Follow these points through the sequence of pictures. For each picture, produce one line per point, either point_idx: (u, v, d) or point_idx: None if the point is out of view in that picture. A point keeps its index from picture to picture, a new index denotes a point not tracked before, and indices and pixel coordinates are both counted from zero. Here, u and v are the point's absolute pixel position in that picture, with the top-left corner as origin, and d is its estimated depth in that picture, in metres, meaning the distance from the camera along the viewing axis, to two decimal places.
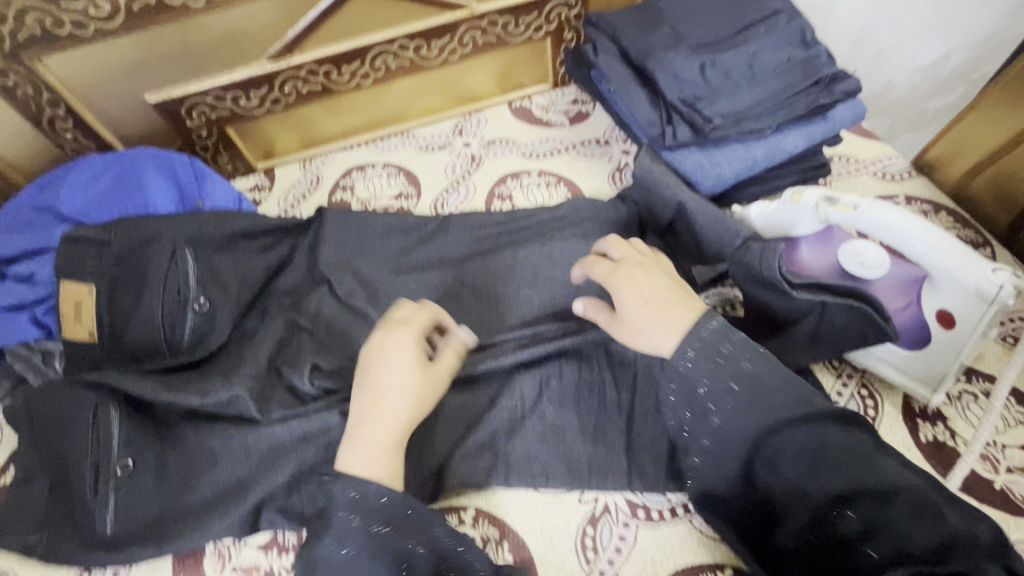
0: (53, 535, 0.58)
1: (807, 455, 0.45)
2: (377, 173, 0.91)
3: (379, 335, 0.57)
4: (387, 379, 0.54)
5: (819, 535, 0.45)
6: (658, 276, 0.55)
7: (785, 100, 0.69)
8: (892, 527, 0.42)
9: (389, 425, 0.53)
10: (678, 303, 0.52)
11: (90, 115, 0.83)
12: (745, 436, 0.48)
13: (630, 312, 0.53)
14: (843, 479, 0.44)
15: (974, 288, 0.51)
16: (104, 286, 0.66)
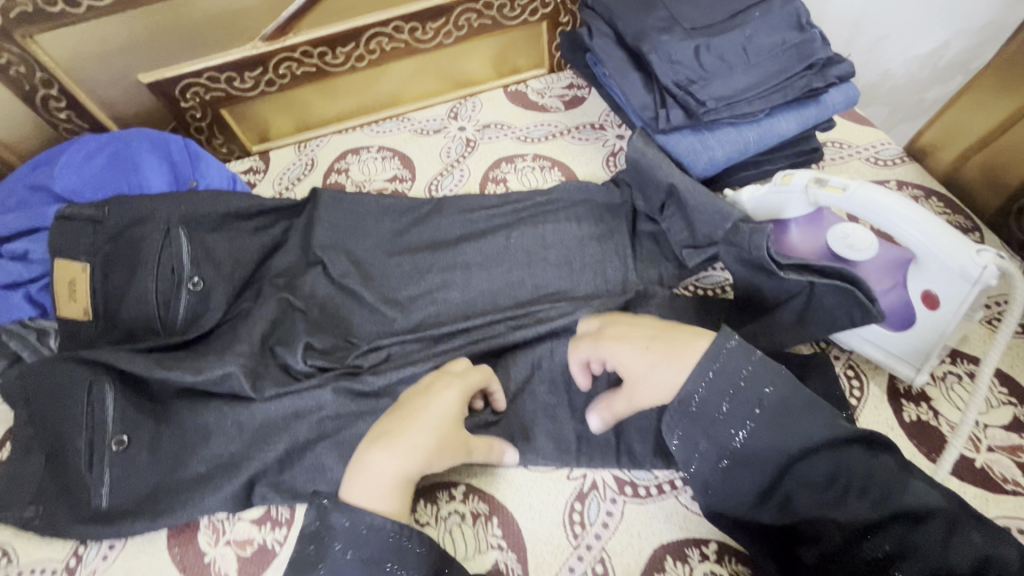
0: (46, 511, 0.58)
1: (833, 478, 0.45)
2: (372, 155, 0.91)
3: (428, 380, 0.58)
4: (423, 416, 0.53)
5: (849, 564, 0.44)
6: (646, 326, 0.56)
7: (779, 83, 0.69)
8: (926, 556, 0.42)
9: (404, 459, 0.51)
10: (676, 338, 0.52)
11: (83, 95, 0.83)
12: (771, 460, 0.47)
13: (632, 368, 0.53)
14: (873, 504, 0.44)
15: (958, 269, 0.51)
16: (98, 264, 0.67)
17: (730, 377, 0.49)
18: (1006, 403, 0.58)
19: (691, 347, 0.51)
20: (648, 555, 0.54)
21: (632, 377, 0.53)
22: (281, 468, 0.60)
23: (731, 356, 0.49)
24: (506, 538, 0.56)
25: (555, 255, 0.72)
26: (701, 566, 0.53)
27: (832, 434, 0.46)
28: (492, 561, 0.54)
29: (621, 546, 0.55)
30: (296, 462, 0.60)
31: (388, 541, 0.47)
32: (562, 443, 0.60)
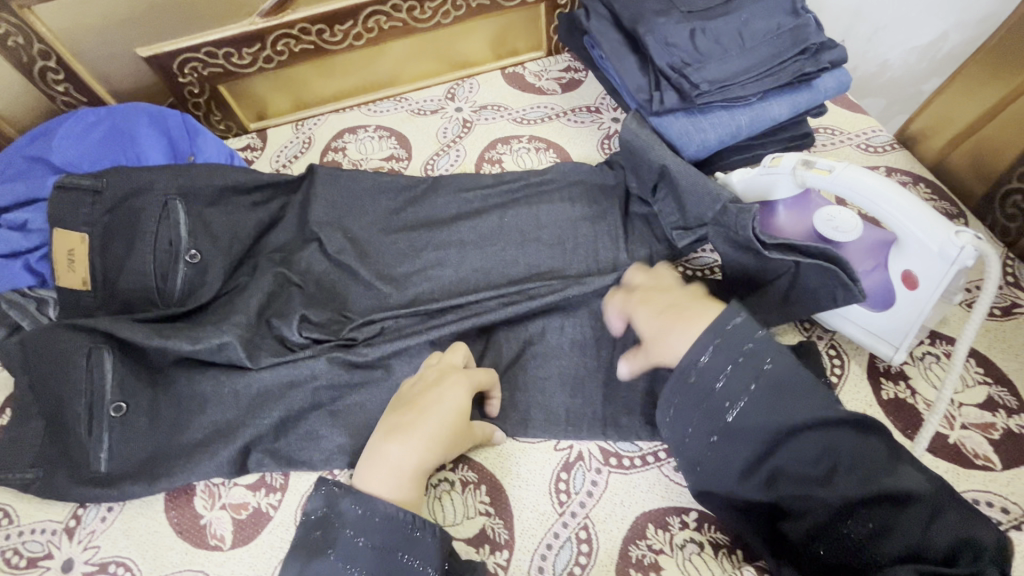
0: (47, 472, 0.60)
1: (823, 457, 0.46)
2: (369, 135, 0.91)
3: (435, 373, 0.58)
4: (434, 408, 0.55)
5: (831, 539, 0.45)
6: (676, 294, 0.58)
7: (772, 67, 0.70)
8: (905, 534, 0.43)
9: (417, 451, 0.53)
10: (692, 309, 0.54)
11: (81, 67, 0.83)
12: (762, 436, 0.48)
13: (650, 329, 0.56)
14: (859, 484, 0.44)
15: (937, 249, 0.52)
16: (96, 233, 0.67)
17: (732, 351, 0.50)
18: (982, 383, 0.60)
19: (700, 316, 0.53)
20: (630, 522, 0.56)
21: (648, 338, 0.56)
22: (277, 436, 0.62)
23: (735, 331, 0.50)
24: (493, 505, 0.58)
25: (548, 235, 0.73)
26: (681, 533, 0.55)
27: (824, 413, 0.46)
28: (480, 526, 0.56)
29: (605, 514, 0.56)
30: (291, 428, 0.63)
31: (401, 528, 0.49)
32: (549, 416, 0.62)
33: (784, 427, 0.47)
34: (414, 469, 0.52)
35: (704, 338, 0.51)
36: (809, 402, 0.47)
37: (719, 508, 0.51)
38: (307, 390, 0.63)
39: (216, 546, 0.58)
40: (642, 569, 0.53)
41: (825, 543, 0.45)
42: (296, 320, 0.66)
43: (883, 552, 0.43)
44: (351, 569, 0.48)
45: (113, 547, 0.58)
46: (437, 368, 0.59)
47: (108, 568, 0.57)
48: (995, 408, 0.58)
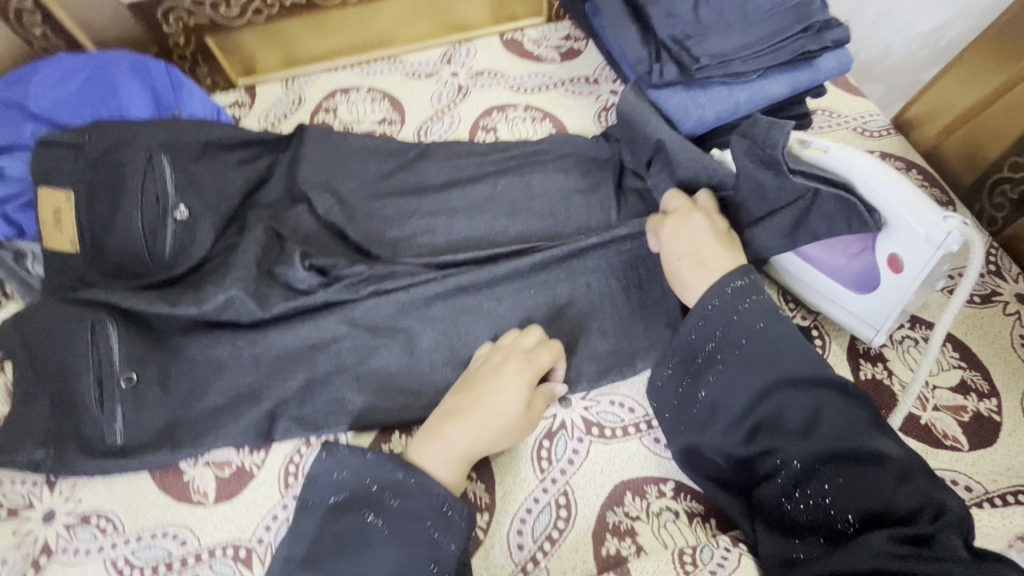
0: (20, 420, 0.59)
1: (806, 422, 0.47)
2: (361, 97, 0.89)
3: (496, 359, 0.58)
4: (493, 395, 0.55)
5: (802, 498, 0.46)
6: (703, 230, 0.57)
7: (776, 44, 0.68)
8: (873, 494, 0.43)
9: (473, 436, 0.54)
10: (713, 260, 0.55)
11: (60, 12, 0.79)
12: (746, 402, 0.50)
13: (671, 269, 0.58)
14: (832, 445, 0.45)
15: (924, 234, 0.52)
16: (81, 192, 0.65)
17: (718, 318, 0.52)
18: (955, 366, 0.61)
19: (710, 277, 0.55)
20: (608, 490, 0.57)
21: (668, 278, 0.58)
22: (259, 396, 0.61)
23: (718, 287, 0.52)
24: (476, 470, 0.58)
25: (539, 205, 0.73)
26: (657, 501, 0.56)
27: (807, 376, 0.48)
28: (462, 489, 0.57)
29: (584, 481, 0.58)
30: (273, 387, 0.61)
31: (433, 500, 0.50)
32: None
33: (763, 392, 0.49)
34: (463, 451, 0.53)
35: (705, 300, 0.53)
36: (787, 376, 0.49)
37: (703, 470, 0.53)
38: (294, 352, 0.63)
39: (199, 501, 0.58)
40: (618, 533, 0.55)
41: (800, 506, 0.46)
42: (299, 259, 0.64)
43: (848, 510, 0.44)
44: (378, 520, 0.49)
45: (95, 500, 0.58)
46: (500, 351, 0.59)
47: (90, 521, 0.57)
48: (967, 391, 0.60)
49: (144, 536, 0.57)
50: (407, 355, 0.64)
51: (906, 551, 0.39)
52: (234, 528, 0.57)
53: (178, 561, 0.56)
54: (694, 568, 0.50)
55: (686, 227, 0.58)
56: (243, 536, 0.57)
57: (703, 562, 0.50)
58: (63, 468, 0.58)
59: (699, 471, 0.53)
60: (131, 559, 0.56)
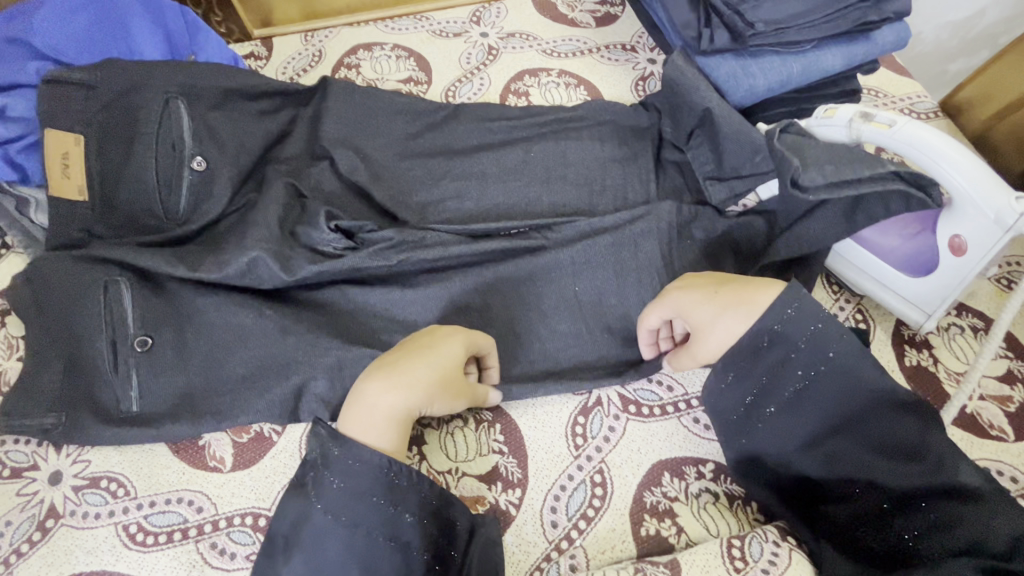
0: (25, 374, 0.55)
1: (886, 449, 0.45)
2: (385, 54, 0.84)
3: (434, 326, 0.54)
4: (423, 353, 0.50)
5: (880, 530, 0.44)
6: (707, 276, 0.54)
7: (834, 12, 0.65)
8: (964, 528, 0.40)
9: (399, 395, 0.49)
10: (747, 287, 0.50)
11: None
12: (819, 424, 0.47)
13: (696, 315, 0.51)
14: (917, 477, 0.43)
15: (994, 216, 0.50)
16: (93, 136, 0.61)
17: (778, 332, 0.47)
18: (1002, 356, 0.60)
19: (762, 292, 0.49)
20: (645, 469, 0.55)
21: (699, 329, 0.51)
22: (281, 363, 0.57)
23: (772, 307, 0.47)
24: (507, 444, 0.56)
25: (575, 173, 0.69)
26: (697, 483, 0.55)
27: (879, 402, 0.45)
28: (493, 463, 0.55)
29: (620, 459, 0.56)
30: (292, 351, 0.58)
31: (376, 475, 0.45)
32: (562, 357, 0.60)
33: (847, 412, 0.46)
34: (395, 413, 0.49)
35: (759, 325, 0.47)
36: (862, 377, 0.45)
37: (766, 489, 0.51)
38: (316, 317, 0.59)
39: (215, 467, 0.56)
40: (657, 514, 0.53)
41: (872, 528, 0.44)
42: (324, 221, 0.61)
43: (937, 544, 0.41)
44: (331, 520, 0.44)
45: (105, 462, 0.55)
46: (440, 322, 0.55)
47: (100, 484, 0.54)
48: (1013, 382, 0.58)
49: (157, 502, 0.54)
50: None
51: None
52: (253, 496, 0.55)
53: (194, 530, 0.53)
54: (746, 566, 0.47)
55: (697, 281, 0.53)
56: (261, 505, 0.54)
57: (754, 559, 0.47)
58: (72, 431, 0.54)
59: (762, 492, 0.51)
60: (145, 525, 0.53)
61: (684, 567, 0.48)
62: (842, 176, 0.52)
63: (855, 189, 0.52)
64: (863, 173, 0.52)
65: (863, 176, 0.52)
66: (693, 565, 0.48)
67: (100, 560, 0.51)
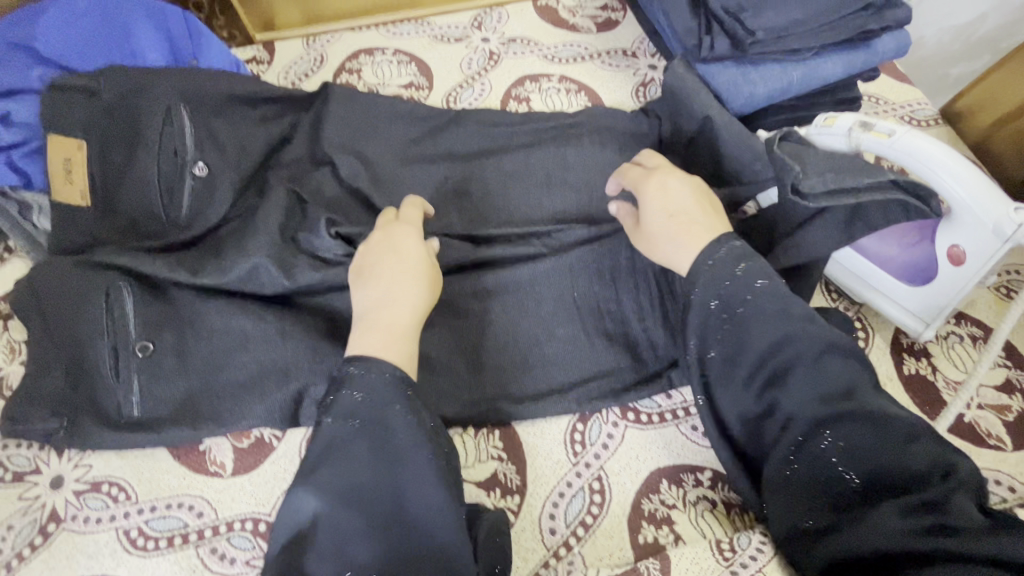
0: (29, 381, 0.56)
1: (814, 379, 0.45)
2: (386, 58, 0.84)
3: (378, 239, 0.56)
4: (401, 264, 0.53)
5: (810, 465, 0.43)
6: (688, 189, 0.54)
7: (834, 21, 0.65)
8: (883, 458, 0.41)
9: (408, 309, 0.51)
10: (702, 222, 0.53)
11: None
12: (755, 355, 0.47)
13: (654, 226, 0.54)
14: (840, 405, 0.43)
15: (993, 225, 0.50)
16: (95, 142, 0.62)
17: (730, 302, 0.48)
18: (1001, 365, 0.60)
19: (707, 234, 0.52)
20: (643, 477, 0.55)
21: (644, 233, 0.55)
22: (285, 373, 0.57)
23: (716, 270, 0.49)
24: (506, 450, 0.57)
25: (575, 179, 0.69)
26: (694, 490, 0.55)
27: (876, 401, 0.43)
28: (492, 470, 0.56)
29: (619, 467, 0.56)
30: (293, 358, 0.58)
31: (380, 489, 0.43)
32: (562, 364, 0.60)
33: (777, 345, 0.46)
34: (405, 330, 0.50)
35: (705, 299, 0.49)
36: (862, 385, 0.45)
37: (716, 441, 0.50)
38: (316, 323, 0.60)
39: (216, 472, 0.56)
40: (655, 521, 0.53)
41: (801, 473, 0.44)
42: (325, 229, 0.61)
43: (859, 477, 0.41)
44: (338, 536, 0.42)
45: (106, 467, 0.56)
46: (381, 232, 0.56)
47: (101, 488, 0.55)
48: (1012, 391, 0.58)
49: (158, 507, 0.54)
50: (437, 335, 0.59)
51: (922, 526, 0.38)
52: (252, 501, 0.55)
53: (194, 534, 0.53)
54: (733, 556, 0.48)
55: (674, 185, 0.55)
56: (261, 510, 0.55)
57: (741, 548, 0.48)
58: (74, 436, 0.55)
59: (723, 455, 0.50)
60: (146, 530, 0.53)
61: (674, 564, 0.49)
62: (838, 186, 0.52)
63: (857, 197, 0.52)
64: (866, 181, 0.52)
65: (865, 182, 0.52)
66: (683, 558, 0.49)
67: (101, 564, 0.52)
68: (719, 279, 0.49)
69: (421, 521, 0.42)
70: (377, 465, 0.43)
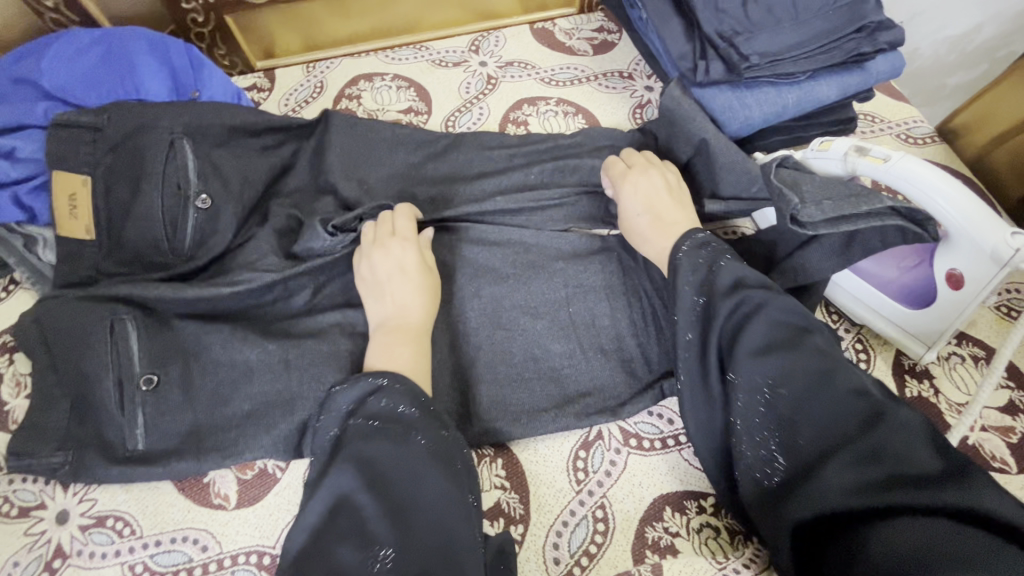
0: (37, 419, 0.56)
1: (765, 342, 0.44)
2: (386, 84, 0.85)
3: (378, 254, 0.58)
4: (405, 277, 0.57)
5: (767, 427, 0.43)
6: (656, 182, 0.60)
7: (828, 44, 0.66)
8: (834, 410, 0.40)
9: (420, 312, 0.56)
10: (676, 218, 0.58)
11: (96, 10, 0.79)
12: (720, 325, 0.46)
13: (632, 223, 0.60)
14: (784, 360, 0.43)
15: (990, 250, 0.50)
16: (99, 177, 0.62)
17: (705, 285, 0.49)
18: (1003, 386, 0.60)
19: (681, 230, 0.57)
20: (647, 504, 0.56)
21: (623, 220, 0.61)
22: (289, 404, 0.58)
23: (688, 259, 0.52)
24: (509, 479, 0.57)
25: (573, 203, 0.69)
26: (698, 517, 0.55)
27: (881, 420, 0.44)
28: (495, 499, 0.56)
29: (622, 494, 0.56)
30: (296, 389, 0.58)
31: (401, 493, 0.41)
32: (564, 389, 0.60)
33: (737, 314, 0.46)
34: (418, 331, 0.55)
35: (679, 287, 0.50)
36: None
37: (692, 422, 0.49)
38: (318, 351, 0.60)
39: (220, 505, 0.56)
40: (659, 550, 0.53)
41: (761, 431, 0.43)
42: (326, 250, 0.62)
43: (813, 430, 0.41)
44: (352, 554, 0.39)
45: (111, 501, 0.56)
46: (379, 248, 0.58)
47: (106, 523, 0.55)
48: (1015, 412, 0.58)
49: (163, 541, 0.55)
50: (440, 363, 0.59)
51: (872, 478, 0.37)
52: (257, 534, 0.55)
53: (199, 568, 0.53)
54: (726, 561, 0.52)
55: (649, 185, 0.60)
56: (266, 542, 0.55)
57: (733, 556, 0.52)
58: (79, 472, 0.55)
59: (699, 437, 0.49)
60: (151, 565, 0.53)
61: (666, 566, 0.52)
62: (837, 214, 0.53)
63: (857, 223, 0.52)
64: (864, 209, 0.52)
65: (864, 208, 0.53)
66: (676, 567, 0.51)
67: None
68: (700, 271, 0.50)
69: (439, 509, 0.41)
70: (393, 462, 0.42)
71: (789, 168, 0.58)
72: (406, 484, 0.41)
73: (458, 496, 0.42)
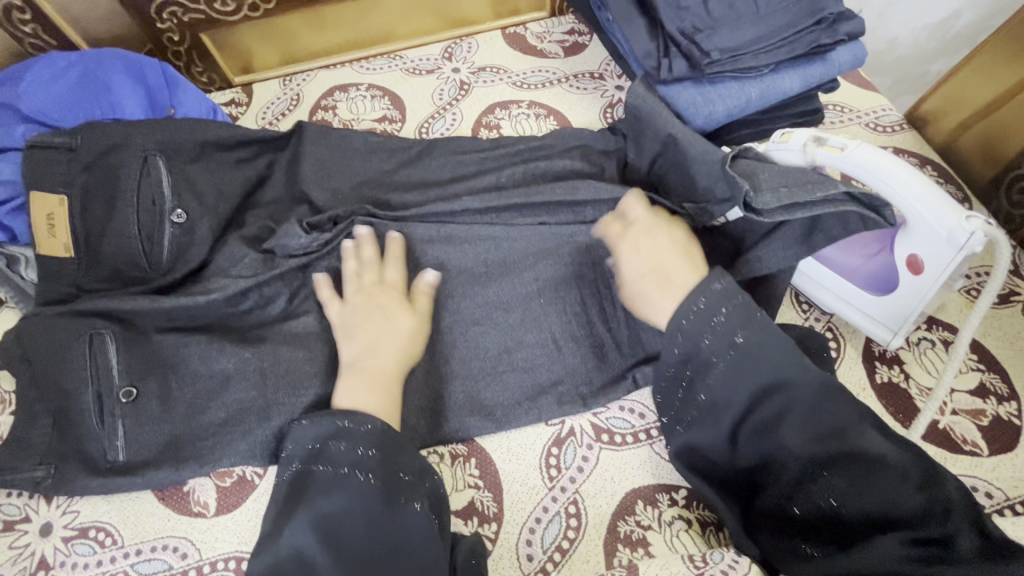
0: (18, 436, 0.57)
1: (809, 425, 0.46)
2: (360, 94, 0.87)
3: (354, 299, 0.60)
4: (378, 320, 0.58)
5: (803, 508, 0.45)
6: (665, 242, 0.57)
7: (787, 38, 0.67)
8: (876, 493, 0.43)
9: (389, 352, 0.57)
10: (676, 274, 0.55)
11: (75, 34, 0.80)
12: (754, 385, 0.48)
13: (631, 287, 0.57)
14: (829, 445, 0.45)
15: (946, 234, 0.51)
16: (76, 196, 0.64)
17: (728, 329, 0.49)
18: (974, 369, 0.60)
19: (682, 284, 0.54)
20: (620, 498, 0.56)
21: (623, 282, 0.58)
22: (265, 411, 0.59)
23: (698, 321, 0.50)
24: (483, 478, 0.57)
25: None
26: (670, 510, 0.55)
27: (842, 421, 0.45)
28: (469, 498, 0.56)
29: (594, 490, 0.57)
30: (271, 396, 0.59)
31: (373, 533, 0.45)
32: (535, 388, 0.61)
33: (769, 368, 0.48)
34: (384, 368, 0.56)
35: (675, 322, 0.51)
36: (839, 403, 0.46)
37: (699, 466, 0.52)
38: (295, 357, 0.61)
39: (200, 513, 0.57)
40: (630, 544, 0.54)
41: (797, 510, 0.46)
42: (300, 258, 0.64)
43: (854, 510, 0.43)
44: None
45: (93, 512, 0.57)
46: (352, 287, 0.61)
47: (89, 533, 0.56)
48: (986, 395, 0.58)
49: (143, 550, 0.56)
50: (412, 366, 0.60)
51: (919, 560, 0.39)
52: (236, 540, 0.56)
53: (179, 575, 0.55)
54: (705, 565, 0.50)
55: (648, 243, 0.57)
56: (244, 548, 0.56)
57: (713, 561, 0.50)
58: (60, 486, 0.56)
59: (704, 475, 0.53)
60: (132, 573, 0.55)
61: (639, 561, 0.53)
62: (793, 202, 0.53)
63: (816, 211, 0.53)
64: (818, 195, 0.52)
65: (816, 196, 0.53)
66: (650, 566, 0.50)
67: None
68: (711, 308, 0.50)
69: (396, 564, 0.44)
70: (359, 513, 0.46)
71: (749, 159, 0.59)
72: (359, 535, 0.45)
73: (417, 538, 0.46)
